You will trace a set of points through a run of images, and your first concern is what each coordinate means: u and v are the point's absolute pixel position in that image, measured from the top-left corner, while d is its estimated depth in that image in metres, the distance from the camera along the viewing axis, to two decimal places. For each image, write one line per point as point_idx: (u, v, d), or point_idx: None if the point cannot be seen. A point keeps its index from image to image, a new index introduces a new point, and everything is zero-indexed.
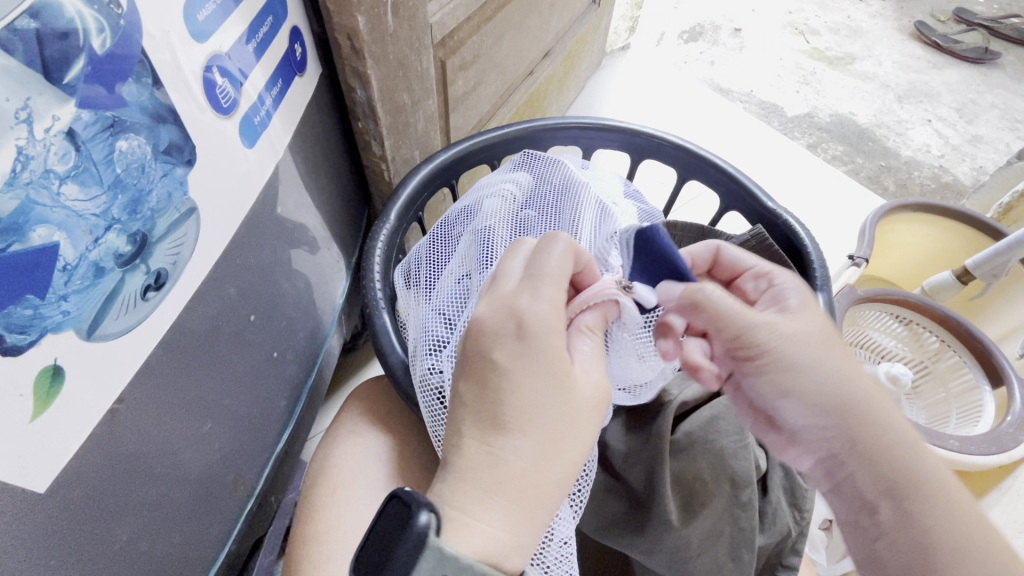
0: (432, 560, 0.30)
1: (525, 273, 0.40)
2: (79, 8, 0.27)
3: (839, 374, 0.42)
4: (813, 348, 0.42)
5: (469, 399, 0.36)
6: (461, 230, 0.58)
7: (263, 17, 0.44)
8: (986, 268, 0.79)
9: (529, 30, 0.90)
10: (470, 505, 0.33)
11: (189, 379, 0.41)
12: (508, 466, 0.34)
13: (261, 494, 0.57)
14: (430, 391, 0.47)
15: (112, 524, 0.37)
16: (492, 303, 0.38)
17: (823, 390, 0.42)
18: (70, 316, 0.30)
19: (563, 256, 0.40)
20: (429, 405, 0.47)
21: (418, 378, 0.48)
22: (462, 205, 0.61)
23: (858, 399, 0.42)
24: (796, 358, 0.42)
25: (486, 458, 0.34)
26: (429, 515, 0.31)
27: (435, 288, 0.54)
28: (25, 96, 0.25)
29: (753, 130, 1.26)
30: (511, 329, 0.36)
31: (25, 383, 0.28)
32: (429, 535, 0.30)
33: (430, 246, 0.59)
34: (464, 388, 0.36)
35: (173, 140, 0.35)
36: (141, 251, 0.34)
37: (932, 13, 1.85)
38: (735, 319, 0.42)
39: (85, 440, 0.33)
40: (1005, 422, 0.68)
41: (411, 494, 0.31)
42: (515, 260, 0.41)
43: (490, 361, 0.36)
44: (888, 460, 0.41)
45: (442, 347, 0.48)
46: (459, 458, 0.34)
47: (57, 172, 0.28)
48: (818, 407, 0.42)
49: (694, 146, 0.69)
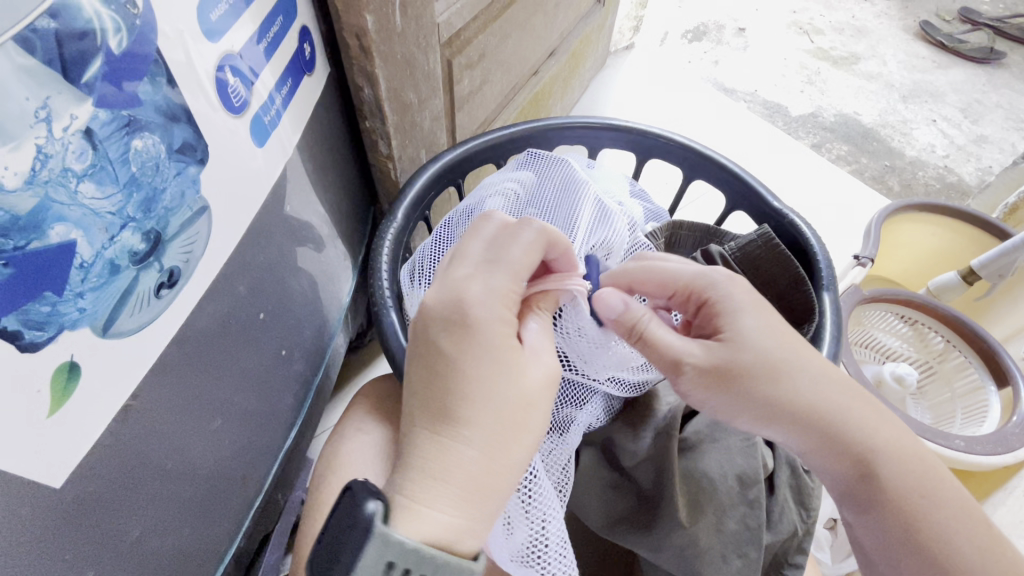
0: (377, 546, 0.30)
1: (484, 257, 0.40)
2: (97, 8, 0.27)
3: (795, 387, 0.42)
4: (753, 369, 0.41)
5: (414, 384, 0.36)
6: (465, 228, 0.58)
7: (274, 17, 0.44)
8: (992, 268, 0.79)
9: (534, 29, 0.90)
10: (421, 494, 0.33)
11: (199, 376, 0.42)
12: (460, 457, 0.34)
13: (268, 491, 0.57)
14: None
15: (123, 519, 0.38)
16: (442, 285, 0.38)
17: (770, 410, 0.42)
18: (87, 313, 0.30)
19: (532, 242, 0.41)
20: None
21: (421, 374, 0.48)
22: (465, 204, 0.60)
23: (822, 408, 0.43)
24: (740, 379, 0.42)
25: (435, 447, 0.34)
26: (377, 503, 0.31)
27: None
28: (44, 95, 0.26)
29: (757, 129, 1.26)
30: (455, 318, 0.36)
31: (42, 380, 0.29)
32: (375, 521, 0.31)
33: (433, 244, 0.59)
34: (412, 373, 0.37)
35: (186, 139, 0.35)
36: (155, 249, 0.34)
37: (937, 13, 1.84)
38: (662, 344, 0.42)
39: (99, 436, 0.33)
40: (1011, 422, 0.68)
41: (362, 486, 0.32)
42: (475, 243, 0.41)
43: (436, 347, 0.36)
44: (861, 460, 0.43)
45: None
46: (412, 450, 0.34)
47: (74, 170, 0.28)
48: (765, 420, 0.42)
49: (699, 146, 0.70)
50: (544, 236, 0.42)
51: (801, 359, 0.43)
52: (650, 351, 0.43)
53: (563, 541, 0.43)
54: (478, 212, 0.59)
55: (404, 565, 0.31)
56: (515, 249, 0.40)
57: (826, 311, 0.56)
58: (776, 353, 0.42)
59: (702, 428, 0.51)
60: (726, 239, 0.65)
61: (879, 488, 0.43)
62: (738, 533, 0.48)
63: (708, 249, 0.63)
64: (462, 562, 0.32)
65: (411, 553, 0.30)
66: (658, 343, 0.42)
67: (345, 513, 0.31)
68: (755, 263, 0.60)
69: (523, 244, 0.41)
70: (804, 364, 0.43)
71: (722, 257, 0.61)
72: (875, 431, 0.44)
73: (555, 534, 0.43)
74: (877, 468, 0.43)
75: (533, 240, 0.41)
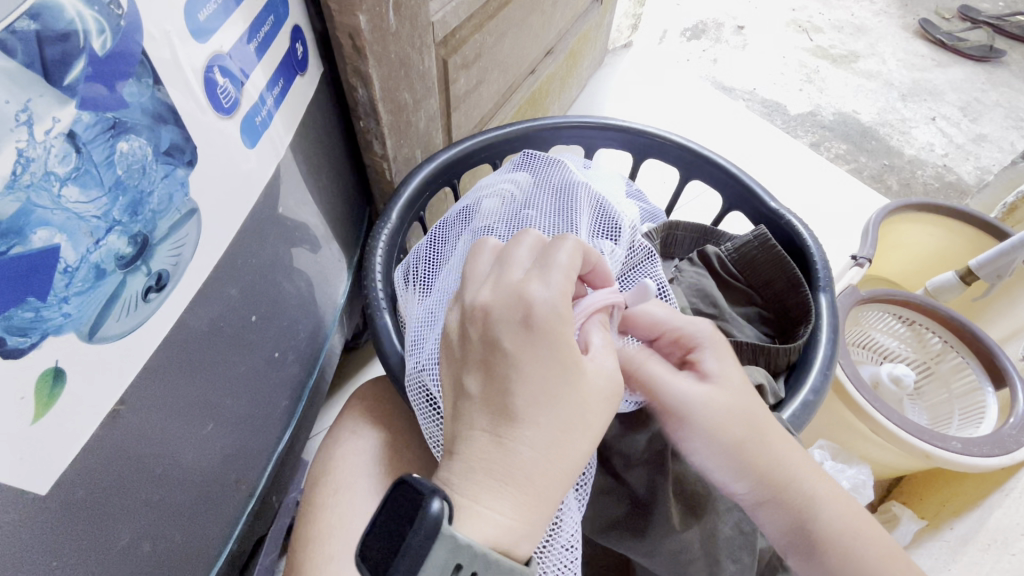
0: (446, 546, 0.29)
1: (534, 263, 0.40)
2: (79, 9, 0.27)
3: (751, 424, 0.43)
4: (737, 415, 0.42)
5: (477, 387, 0.36)
6: (462, 229, 0.58)
7: (264, 17, 0.44)
8: (990, 268, 0.78)
9: (531, 28, 0.89)
10: (477, 491, 0.33)
11: (190, 378, 0.41)
12: (519, 459, 0.33)
13: (262, 493, 0.57)
14: (419, 388, 0.47)
15: (113, 524, 0.37)
16: (497, 288, 0.38)
17: (727, 443, 0.42)
18: (72, 318, 0.30)
19: (572, 256, 0.40)
20: (422, 404, 0.47)
21: (409, 376, 0.48)
22: (460, 205, 0.60)
23: (762, 443, 0.43)
24: (714, 424, 0.42)
25: (497, 448, 0.34)
26: (441, 502, 0.30)
27: (433, 286, 0.54)
28: (25, 98, 0.25)
29: (756, 128, 1.26)
30: (520, 317, 0.36)
31: (26, 386, 0.28)
32: (442, 522, 0.29)
33: (428, 244, 0.58)
34: (472, 377, 0.36)
35: (174, 141, 0.35)
36: (142, 252, 0.34)
37: (937, 10, 1.84)
38: (665, 391, 0.42)
39: (86, 441, 0.33)
40: (1007, 424, 0.67)
41: (421, 482, 0.30)
42: (521, 249, 0.41)
43: (499, 347, 0.36)
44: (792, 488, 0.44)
45: (427, 345, 0.48)
46: (471, 449, 0.34)
47: (57, 174, 0.28)
48: (734, 464, 0.43)
49: (696, 146, 0.69)
50: (579, 250, 0.40)
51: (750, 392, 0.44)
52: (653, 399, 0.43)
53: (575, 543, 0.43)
54: (474, 213, 0.59)
55: (470, 567, 0.30)
56: (565, 261, 0.39)
57: (822, 312, 0.55)
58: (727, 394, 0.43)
59: None
60: (722, 240, 0.65)
61: (796, 515, 0.44)
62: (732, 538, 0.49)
63: (705, 250, 0.63)
64: (520, 565, 0.32)
65: (478, 557, 0.30)
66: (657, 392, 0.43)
67: (407, 513, 0.30)
68: (753, 265, 0.60)
69: (566, 251, 0.39)
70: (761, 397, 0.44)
71: (719, 258, 0.62)
72: (789, 454, 0.44)
73: (563, 537, 0.42)
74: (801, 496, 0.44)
75: (577, 250, 0.40)
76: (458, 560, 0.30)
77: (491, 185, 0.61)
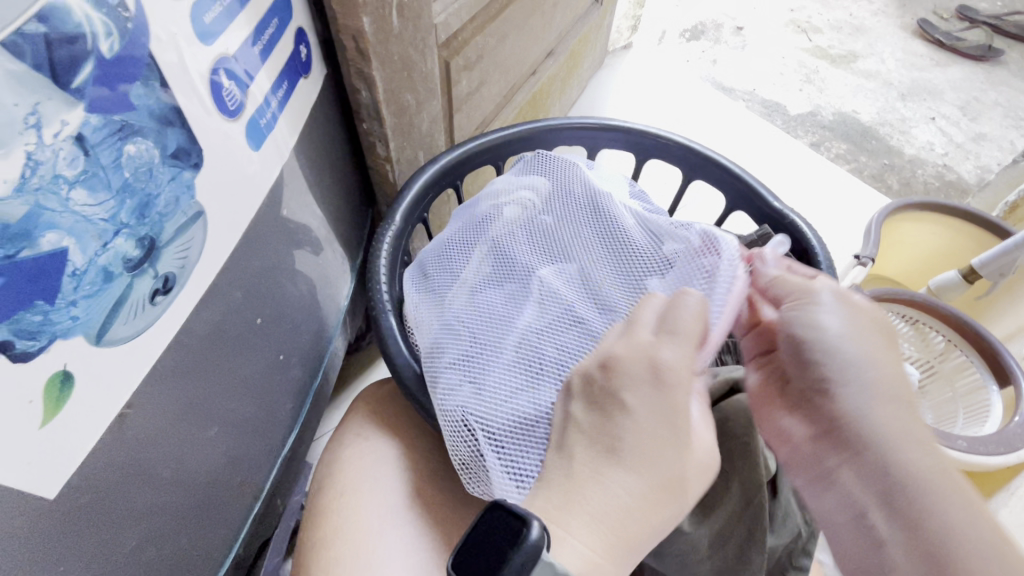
0: (543, 571, 0.30)
1: (658, 325, 0.41)
2: (87, 12, 0.27)
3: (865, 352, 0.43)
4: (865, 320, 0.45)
5: (586, 425, 0.37)
6: (478, 237, 0.57)
7: (268, 19, 0.44)
8: (993, 267, 0.78)
9: (532, 29, 0.90)
10: (567, 518, 0.34)
11: (195, 382, 0.41)
12: (610, 497, 0.34)
13: (267, 496, 0.57)
14: (453, 411, 0.45)
15: (120, 527, 0.37)
16: (630, 346, 0.39)
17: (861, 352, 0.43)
18: (80, 321, 0.30)
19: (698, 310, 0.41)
20: (454, 427, 0.45)
21: (443, 395, 0.46)
22: (481, 212, 0.59)
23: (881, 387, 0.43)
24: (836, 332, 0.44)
25: (594, 480, 0.35)
26: (541, 529, 0.30)
27: (449, 296, 0.53)
28: (34, 101, 0.25)
29: (756, 128, 1.26)
30: (647, 373, 0.37)
31: (34, 390, 0.28)
32: (541, 548, 0.30)
33: (439, 248, 0.58)
34: (584, 414, 0.38)
35: (180, 144, 0.35)
36: (149, 255, 0.34)
37: (935, 10, 1.84)
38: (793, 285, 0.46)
39: (93, 445, 0.33)
40: (1014, 423, 0.67)
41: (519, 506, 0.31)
42: (647, 311, 0.42)
43: (618, 401, 0.37)
44: (921, 506, 0.40)
45: (462, 363, 0.47)
46: (569, 476, 0.36)
47: (65, 177, 0.27)
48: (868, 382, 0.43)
49: (700, 146, 0.69)
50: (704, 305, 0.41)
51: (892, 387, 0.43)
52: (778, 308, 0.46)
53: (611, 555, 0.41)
54: (492, 220, 0.58)
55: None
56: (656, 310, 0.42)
57: None
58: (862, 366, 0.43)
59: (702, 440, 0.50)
60: None
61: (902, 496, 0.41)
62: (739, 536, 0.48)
63: None
64: None
65: None
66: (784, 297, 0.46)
67: (501, 537, 0.30)
68: None
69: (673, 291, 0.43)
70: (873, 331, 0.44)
71: None
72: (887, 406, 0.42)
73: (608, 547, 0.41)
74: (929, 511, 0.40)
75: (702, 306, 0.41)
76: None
77: (509, 190, 0.60)
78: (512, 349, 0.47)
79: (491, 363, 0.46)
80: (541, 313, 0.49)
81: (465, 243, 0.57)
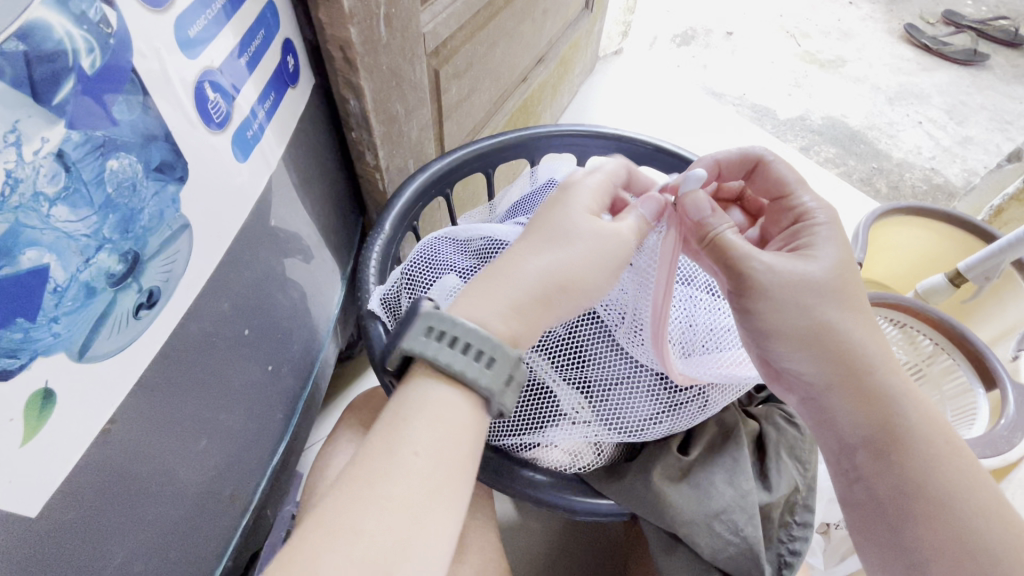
0: (424, 318, 0.39)
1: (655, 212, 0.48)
2: (67, 28, 0.27)
3: (809, 285, 0.41)
4: (808, 286, 0.41)
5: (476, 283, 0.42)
6: (444, 269, 0.55)
7: (255, 31, 0.44)
8: (979, 270, 0.77)
9: (522, 36, 0.90)
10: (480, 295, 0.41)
11: (182, 395, 0.41)
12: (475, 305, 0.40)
13: (257, 507, 0.56)
14: (649, 421, 0.49)
15: (106, 542, 0.37)
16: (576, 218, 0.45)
17: (811, 322, 0.41)
18: (62, 338, 0.30)
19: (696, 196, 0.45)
20: (675, 419, 0.49)
21: (654, 424, 0.49)
22: (453, 232, 0.57)
23: (839, 334, 0.42)
24: (766, 291, 0.41)
25: (491, 276, 0.42)
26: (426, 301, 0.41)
27: (438, 284, 0.53)
28: (14, 119, 0.25)
29: (745, 134, 1.27)
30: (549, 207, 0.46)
31: (16, 408, 0.28)
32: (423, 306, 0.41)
33: (403, 279, 0.54)
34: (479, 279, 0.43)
35: (164, 157, 0.35)
36: (133, 270, 0.34)
37: (922, 15, 1.86)
38: (735, 246, 0.42)
39: (77, 460, 0.33)
40: (998, 424, 0.64)
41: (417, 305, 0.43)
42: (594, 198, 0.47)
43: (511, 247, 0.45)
44: (927, 470, 0.40)
45: (607, 421, 0.48)
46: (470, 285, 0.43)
47: (46, 194, 0.27)
48: (803, 340, 0.42)
49: (687, 152, 0.69)
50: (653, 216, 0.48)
51: (912, 388, 0.42)
52: (719, 254, 0.43)
53: (666, 407, 0.49)
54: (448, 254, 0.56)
55: (442, 330, 0.39)
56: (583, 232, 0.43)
57: None
58: (831, 305, 0.42)
59: (697, 457, 0.49)
60: None
61: (899, 455, 0.41)
62: (727, 493, 0.46)
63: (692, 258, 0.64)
64: (484, 385, 0.38)
65: (450, 320, 0.39)
66: (728, 244, 0.42)
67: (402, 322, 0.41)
68: None
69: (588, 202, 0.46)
70: (771, 280, 0.41)
71: None
72: (921, 459, 0.41)
73: (660, 391, 0.50)
74: (922, 473, 0.40)
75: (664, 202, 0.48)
76: (429, 322, 0.39)
77: (472, 228, 0.57)
78: (608, 389, 0.50)
79: (617, 401, 0.49)
80: (544, 345, 0.52)
81: (438, 274, 0.54)
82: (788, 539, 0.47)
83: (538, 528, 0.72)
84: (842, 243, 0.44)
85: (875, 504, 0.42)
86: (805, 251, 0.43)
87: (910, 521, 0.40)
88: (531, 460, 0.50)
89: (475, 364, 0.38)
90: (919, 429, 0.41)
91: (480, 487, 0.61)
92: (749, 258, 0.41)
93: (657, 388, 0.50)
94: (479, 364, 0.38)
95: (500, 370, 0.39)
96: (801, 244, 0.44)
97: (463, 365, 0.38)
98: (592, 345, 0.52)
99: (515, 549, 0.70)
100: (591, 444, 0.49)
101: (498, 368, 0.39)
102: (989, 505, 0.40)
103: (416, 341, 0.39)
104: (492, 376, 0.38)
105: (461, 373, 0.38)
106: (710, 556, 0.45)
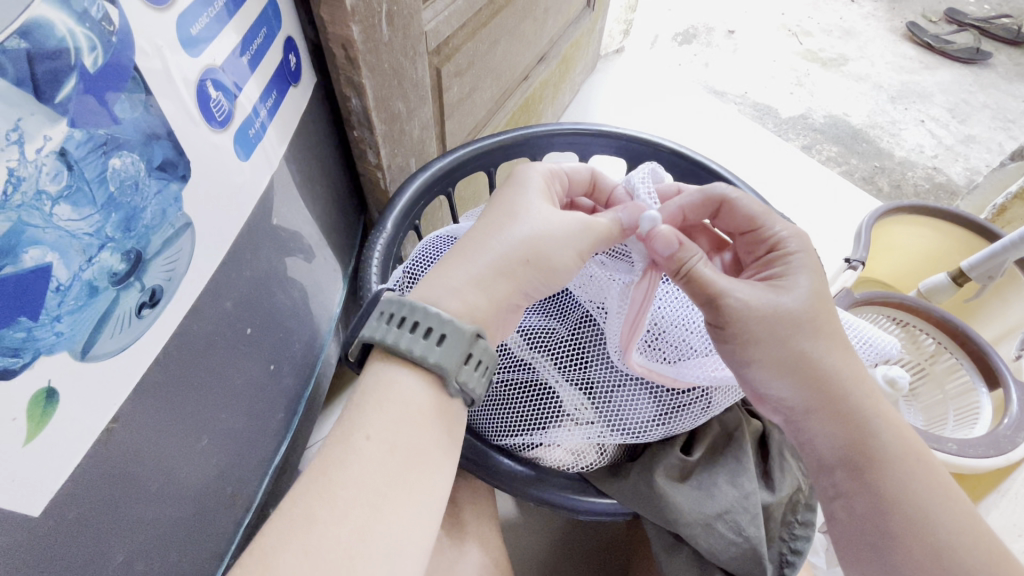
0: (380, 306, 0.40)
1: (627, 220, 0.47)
2: (70, 27, 0.27)
3: (786, 314, 0.41)
4: (784, 320, 0.41)
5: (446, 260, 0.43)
6: None
7: (257, 29, 0.44)
8: (982, 269, 0.77)
9: (523, 35, 0.90)
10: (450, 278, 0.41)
11: (184, 394, 0.41)
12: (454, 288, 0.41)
13: (259, 506, 0.56)
14: (651, 421, 0.49)
15: (108, 541, 0.37)
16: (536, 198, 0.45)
17: (786, 354, 0.41)
18: (64, 337, 0.30)
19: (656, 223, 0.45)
20: (678, 420, 0.49)
21: (654, 424, 0.48)
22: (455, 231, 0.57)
23: (813, 362, 0.41)
24: (740, 330, 0.41)
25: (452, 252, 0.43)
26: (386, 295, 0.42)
27: None
28: (16, 117, 0.25)
29: (746, 133, 1.26)
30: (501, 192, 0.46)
31: (19, 407, 0.28)
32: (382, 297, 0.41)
33: (405, 279, 0.54)
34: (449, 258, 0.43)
35: (166, 156, 0.35)
36: (135, 269, 0.34)
37: (923, 14, 1.86)
38: (709, 283, 0.42)
39: (79, 459, 0.33)
40: (1002, 424, 0.64)
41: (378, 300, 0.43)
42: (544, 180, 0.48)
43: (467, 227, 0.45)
44: (905, 489, 0.41)
45: (608, 423, 0.48)
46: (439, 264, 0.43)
47: (48, 193, 0.27)
48: (781, 370, 0.41)
49: (690, 151, 0.69)
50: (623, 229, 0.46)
51: (887, 410, 0.43)
52: (693, 290, 0.43)
53: (668, 409, 0.49)
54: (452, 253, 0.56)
55: (394, 314, 0.39)
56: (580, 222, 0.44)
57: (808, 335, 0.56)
58: (809, 335, 0.41)
59: (698, 458, 0.49)
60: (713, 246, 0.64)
61: (876, 478, 0.41)
62: (728, 494, 0.46)
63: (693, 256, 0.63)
64: (434, 360, 0.38)
65: (401, 304, 0.39)
66: (703, 278, 0.42)
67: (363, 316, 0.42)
68: None
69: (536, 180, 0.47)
70: (744, 314, 0.41)
71: None
72: (898, 478, 0.41)
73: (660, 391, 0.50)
74: (897, 493, 0.41)
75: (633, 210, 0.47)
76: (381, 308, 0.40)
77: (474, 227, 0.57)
78: (611, 390, 0.50)
79: (619, 403, 0.49)
80: (547, 346, 0.52)
81: None
82: (788, 538, 0.47)
83: (540, 527, 0.72)
84: (815, 271, 0.44)
85: (856, 523, 0.42)
86: (777, 282, 0.43)
87: (888, 540, 0.40)
88: (534, 459, 0.50)
89: (425, 342, 0.39)
90: (895, 450, 0.41)
91: (482, 485, 0.61)
92: (723, 295, 0.41)
93: (659, 389, 0.50)
94: (428, 341, 0.39)
95: (453, 346, 0.39)
96: (774, 274, 0.44)
97: (416, 346, 0.38)
98: (593, 348, 0.52)
99: (517, 548, 0.70)
100: (593, 444, 0.49)
101: (448, 344, 0.38)
102: (964, 521, 0.41)
103: (372, 328, 0.40)
104: (442, 351, 0.38)
105: (409, 352, 0.38)
106: (712, 556, 0.45)
